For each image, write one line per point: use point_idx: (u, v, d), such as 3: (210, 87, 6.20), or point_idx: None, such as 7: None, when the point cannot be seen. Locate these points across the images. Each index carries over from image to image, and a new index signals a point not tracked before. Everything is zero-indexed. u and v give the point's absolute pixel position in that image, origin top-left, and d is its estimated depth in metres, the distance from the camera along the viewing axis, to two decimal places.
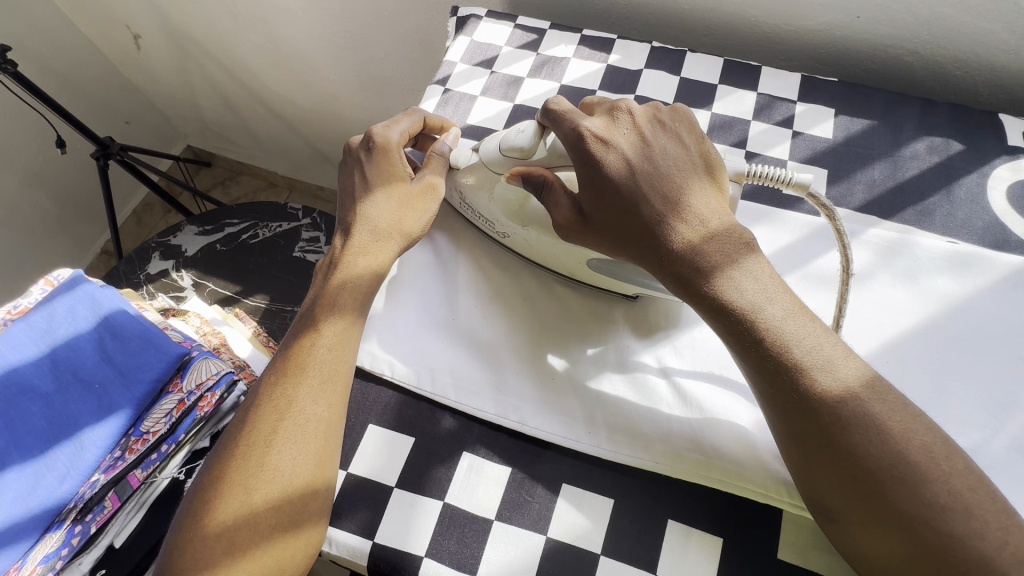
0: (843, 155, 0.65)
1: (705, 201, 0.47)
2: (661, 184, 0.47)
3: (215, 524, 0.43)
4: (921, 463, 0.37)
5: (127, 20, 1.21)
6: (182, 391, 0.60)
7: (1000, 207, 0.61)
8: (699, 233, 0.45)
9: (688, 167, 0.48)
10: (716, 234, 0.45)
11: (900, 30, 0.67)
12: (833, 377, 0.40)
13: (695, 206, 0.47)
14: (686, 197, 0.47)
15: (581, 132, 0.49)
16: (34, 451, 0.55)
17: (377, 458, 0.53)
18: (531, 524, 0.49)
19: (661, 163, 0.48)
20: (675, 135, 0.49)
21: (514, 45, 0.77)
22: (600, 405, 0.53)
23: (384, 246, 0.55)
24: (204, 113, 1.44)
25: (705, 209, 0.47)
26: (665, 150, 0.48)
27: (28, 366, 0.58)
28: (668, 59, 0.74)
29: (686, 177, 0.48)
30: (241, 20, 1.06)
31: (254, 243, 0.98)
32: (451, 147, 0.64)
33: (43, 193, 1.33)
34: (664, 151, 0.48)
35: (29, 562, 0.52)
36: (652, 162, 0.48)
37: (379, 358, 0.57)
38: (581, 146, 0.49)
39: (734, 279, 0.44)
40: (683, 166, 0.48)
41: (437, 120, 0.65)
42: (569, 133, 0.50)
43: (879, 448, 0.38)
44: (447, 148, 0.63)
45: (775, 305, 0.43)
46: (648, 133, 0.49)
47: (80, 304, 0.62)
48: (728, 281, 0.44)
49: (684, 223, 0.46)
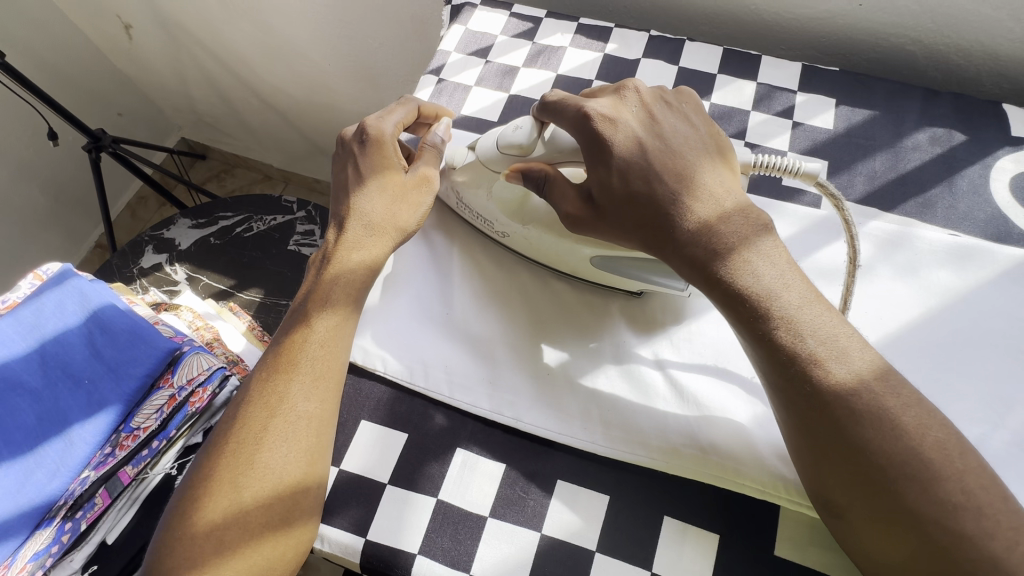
0: (844, 146, 0.64)
1: (718, 180, 0.46)
2: (673, 163, 0.46)
3: (203, 523, 0.43)
4: (935, 461, 0.37)
5: (118, 10, 1.19)
6: (173, 386, 0.59)
7: (1002, 199, 0.60)
8: (713, 211, 0.45)
9: (699, 148, 0.47)
10: (730, 214, 0.44)
11: (903, 18, 0.66)
12: (847, 367, 0.39)
13: (707, 184, 0.46)
14: (699, 177, 0.46)
15: (588, 113, 0.48)
16: (23, 448, 0.54)
17: (370, 454, 0.52)
18: (526, 521, 0.48)
19: (672, 141, 0.47)
20: (683, 115, 0.49)
21: (509, 34, 0.76)
22: (596, 402, 0.53)
23: (379, 240, 0.54)
24: (198, 104, 1.42)
25: (718, 187, 0.46)
26: (675, 129, 0.48)
27: (17, 362, 0.58)
28: (666, 48, 0.72)
29: (699, 156, 0.47)
30: (233, 9, 1.04)
31: (248, 236, 0.97)
32: (444, 139, 0.61)
33: (36, 186, 1.32)
34: (674, 131, 0.48)
35: (18, 560, 0.51)
36: (663, 141, 0.47)
37: (371, 354, 0.56)
38: (589, 125, 0.48)
39: (751, 263, 0.43)
40: (695, 147, 0.47)
41: (431, 108, 0.63)
42: (574, 115, 0.49)
43: (893, 444, 0.37)
44: (441, 140, 0.61)
45: (793, 293, 0.42)
46: (656, 111, 0.49)
47: (68, 298, 0.61)
48: (744, 265, 0.43)
49: (699, 202, 0.45)
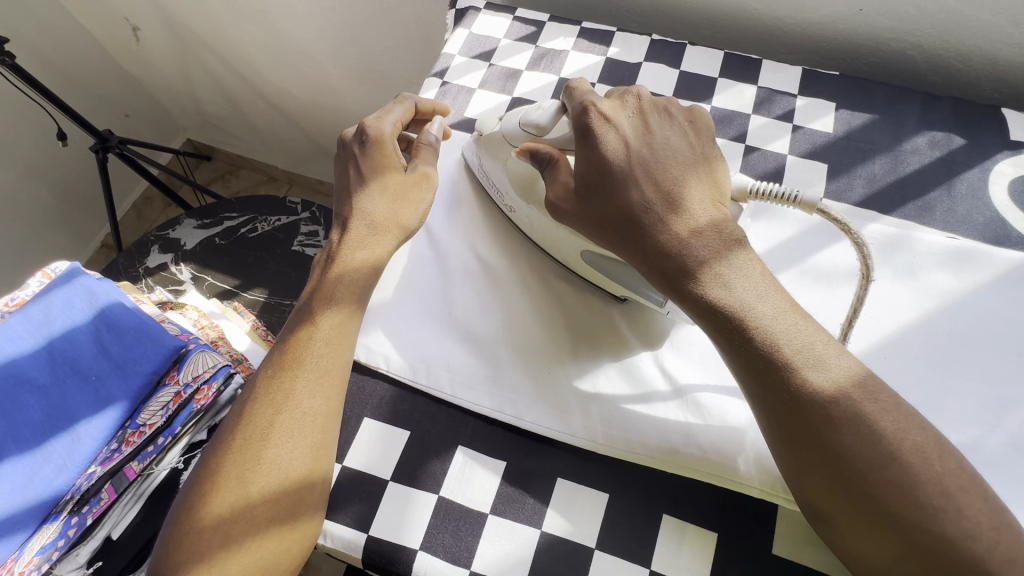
0: (844, 150, 0.65)
1: (700, 197, 0.47)
2: (656, 172, 0.47)
3: (210, 517, 0.43)
4: (914, 464, 0.37)
5: (126, 13, 1.20)
6: (179, 383, 0.60)
7: (1001, 203, 0.60)
8: (688, 225, 0.45)
9: (687, 162, 0.48)
10: (704, 229, 0.45)
11: (903, 23, 0.66)
12: (824, 376, 0.40)
13: (689, 199, 0.46)
14: (683, 190, 0.47)
15: (588, 107, 0.51)
16: (31, 443, 0.55)
17: (372, 451, 0.52)
18: (526, 518, 0.49)
19: (659, 151, 0.48)
20: (680, 127, 0.50)
21: (512, 38, 0.76)
22: (596, 402, 0.53)
23: (382, 238, 0.55)
24: (204, 106, 1.43)
25: (698, 204, 0.46)
26: (667, 141, 0.49)
27: (26, 359, 0.58)
28: (668, 52, 0.73)
29: (685, 170, 0.48)
30: (240, 12, 1.05)
31: (252, 237, 0.98)
32: (438, 138, 0.63)
33: (44, 186, 1.33)
34: (664, 141, 0.49)
35: (26, 554, 0.52)
36: (651, 149, 0.48)
37: (374, 352, 0.57)
38: (586, 120, 0.50)
39: (723, 277, 0.43)
40: (682, 159, 0.48)
41: (428, 104, 0.65)
42: (577, 107, 0.52)
43: (870, 448, 0.38)
44: (435, 139, 0.62)
45: (767, 304, 0.43)
46: (652, 121, 0.50)
47: (76, 296, 0.62)
48: (716, 278, 0.43)
49: (677, 216, 0.46)
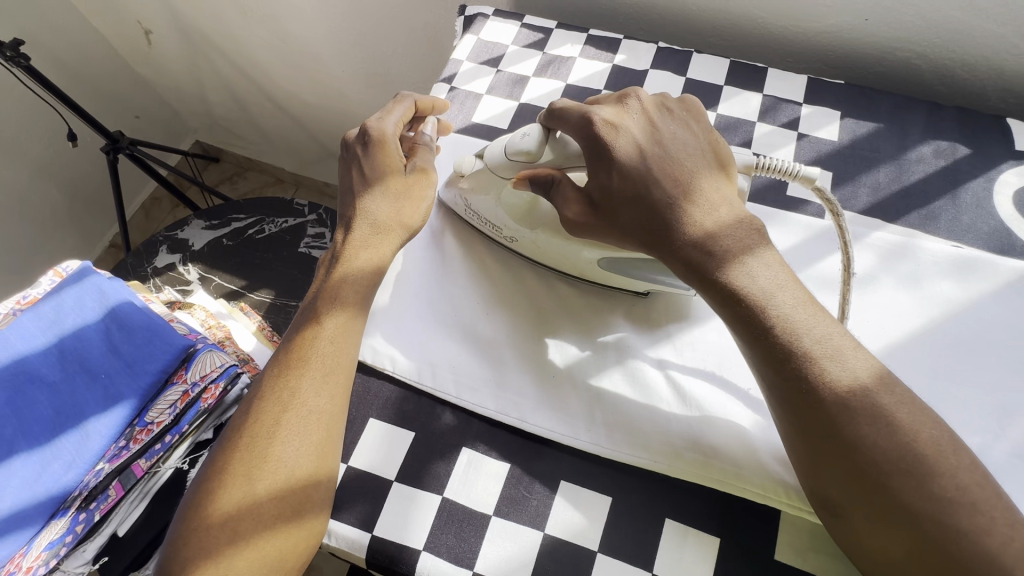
0: (849, 158, 0.65)
1: (715, 187, 0.47)
2: (671, 168, 0.47)
3: (217, 515, 0.44)
4: (928, 456, 0.37)
5: (138, 16, 1.22)
6: (187, 382, 0.60)
7: (1006, 212, 0.60)
8: (711, 217, 0.46)
9: (698, 156, 0.48)
10: (727, 221, 0.46)
11: (909, 33, 0.67)
12: (842, 369, 0.40)
13: (705, 191, 0.47)
14: (696, 184, 0.47)
15: (592, 119, 0.50)
16: (41, 439, 0.56)
17: (377, 451, 0.53)
18: (530, 520, 0.49)
19: (671, 147, 0.48)
20: (684, 122, 0.50)
21: (520, 44, 0.77)
22: (600, 404, 0.53)
23: (385, 239, 0.56)
24: (213, 108, 1.45)
25: (716, 194, 0.47)
26: (675, 136, 0.49)
27: (36, 356, 0.59)
28: (674, 59, 0.74)
29: (697, 164, 0.48)
30: (251, 16, 1.06)
31: (259, 238, 0.99)
32: (433, 138, 0.64)
33: (54, 185, 1.34)
34: (673, 137, 0.49)
35: (34, 549, 0.53)
36: (662, 147, 0.48)
37: (381, 353, 0.57)
38: (592, 131, 0.49)
39: (746, 266, 0.44)
40: (693, 154, 0.48)
41: (427, 103, 0.64)
42: (579, 120, 0.51)
43: (888, 440, 0.38)
44: (430, 139, 0.63)
45: (787, 294, 0.43)
46: (657, 119, 0.50)
47: (87, 295, 0.63)
48: (741, 268, 0.44)
49: (695, 207, 0.46)
